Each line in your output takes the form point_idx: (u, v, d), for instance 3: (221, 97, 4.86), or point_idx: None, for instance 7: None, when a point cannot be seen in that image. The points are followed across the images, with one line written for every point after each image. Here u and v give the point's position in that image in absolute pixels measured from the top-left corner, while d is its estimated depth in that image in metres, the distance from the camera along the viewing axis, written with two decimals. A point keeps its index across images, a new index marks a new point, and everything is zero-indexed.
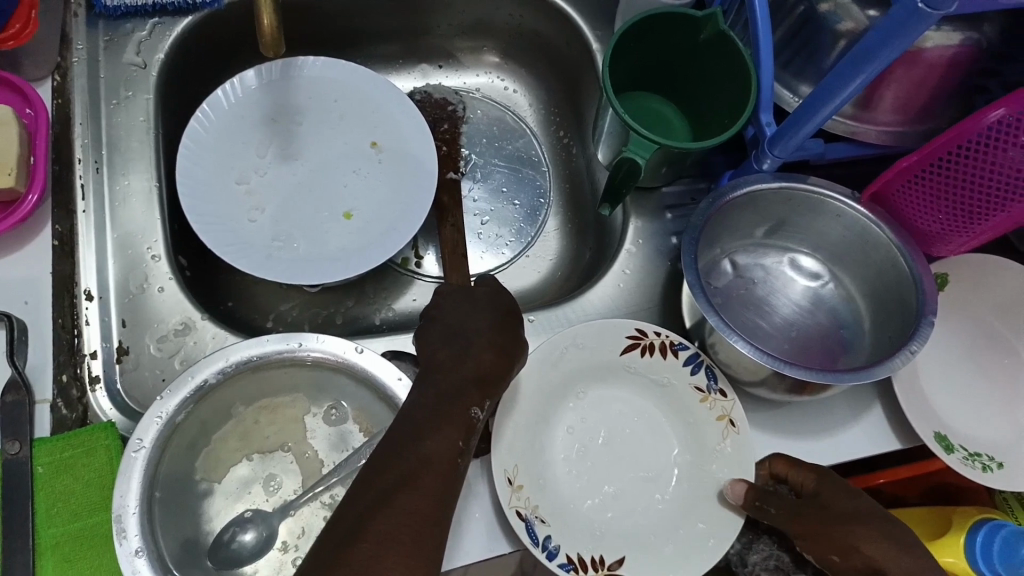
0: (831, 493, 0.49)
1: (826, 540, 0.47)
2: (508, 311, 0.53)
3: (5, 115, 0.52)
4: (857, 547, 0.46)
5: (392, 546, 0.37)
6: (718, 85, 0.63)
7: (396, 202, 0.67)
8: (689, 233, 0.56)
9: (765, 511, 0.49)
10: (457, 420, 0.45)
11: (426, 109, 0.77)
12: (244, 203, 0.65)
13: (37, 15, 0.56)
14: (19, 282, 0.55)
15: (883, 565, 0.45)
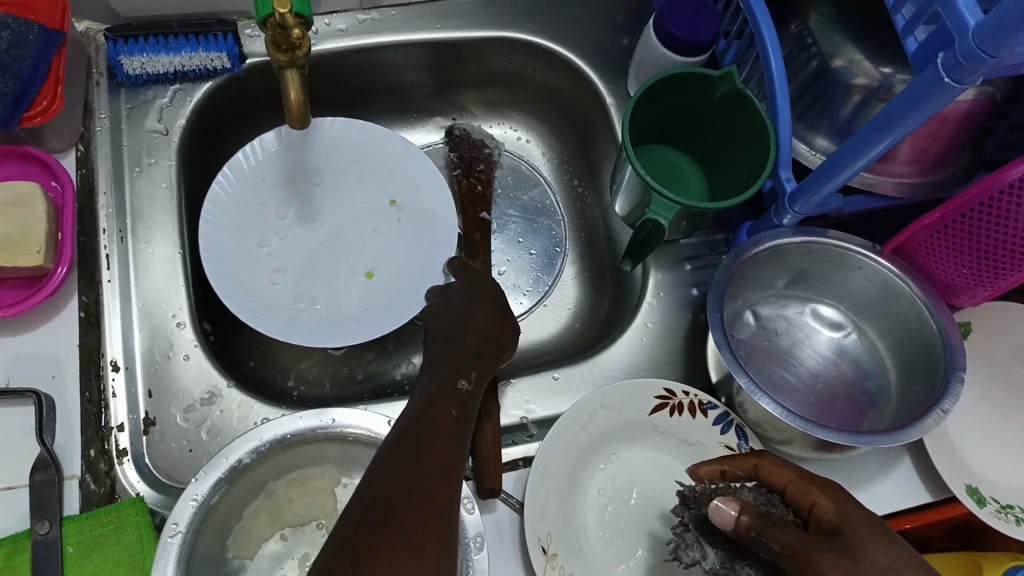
0: (859, 531, 0.40)
1: None
2: (494, 303, 0.56)
3: (31, 191, 0.52)
4: None
5: (391, 523, 0.32)
6: (733, 140, 0.63)
7: (415, 257, 0.68)
8: (713, 291, 0.57)
9: (767, 546, 0.40)
10: (449, 393, 0.44)
11: (463, 150, 0.78)
12: (266, 265, 0.66)
13: (62, 89, 0.56)
14: (47, 356, 0.55)
15: None
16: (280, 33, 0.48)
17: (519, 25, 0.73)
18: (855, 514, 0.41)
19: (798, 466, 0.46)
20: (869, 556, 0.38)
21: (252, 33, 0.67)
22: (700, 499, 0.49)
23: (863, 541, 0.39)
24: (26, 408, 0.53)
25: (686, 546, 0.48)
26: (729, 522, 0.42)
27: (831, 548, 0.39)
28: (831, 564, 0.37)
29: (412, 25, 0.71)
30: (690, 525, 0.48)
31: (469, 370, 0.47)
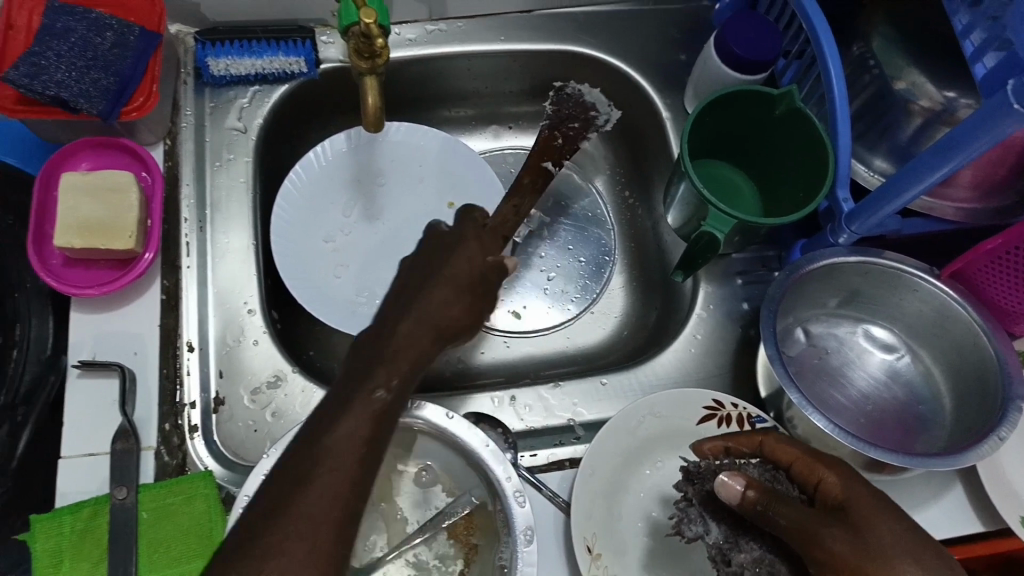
0: (862, 508, 0.43)
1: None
2: (465, 282, 0.50)
3: (125, 181, 0.56)
4: None
5: (271, 550, 0.35)
6: (791, 157, 0.64)
7: None
8: (767, 306, 0.58)
9: (772, 520, 0.44)
10: (387, 370, 0.43)
11: (563, 108, 0.77)
12: (330, 261, 0.69)
13: (157, 87, 0.60)
14: (129, 334, 0.59)
15: None
16: (365, 42, 0.52)
17: (582, 40, 0.75)
18: (861, 490, 0.45)
19: (801, 444, 0.50)
20: (872, 532, 0.42)
21: (327, 39, 0.70)
22: (704, 476, 0.52)
23: (868, 516, 0.43)
24: (111, 380, 0.57)
25: (688, 521, 0.51)
26: (735, 497, 0.45)
27: (836, 524, 0.43)
28: (836, 539, 0.42)
29: (478, 36, 0.74)
30: (693, 501, 0.52)
31: (390, 376, 0.42)
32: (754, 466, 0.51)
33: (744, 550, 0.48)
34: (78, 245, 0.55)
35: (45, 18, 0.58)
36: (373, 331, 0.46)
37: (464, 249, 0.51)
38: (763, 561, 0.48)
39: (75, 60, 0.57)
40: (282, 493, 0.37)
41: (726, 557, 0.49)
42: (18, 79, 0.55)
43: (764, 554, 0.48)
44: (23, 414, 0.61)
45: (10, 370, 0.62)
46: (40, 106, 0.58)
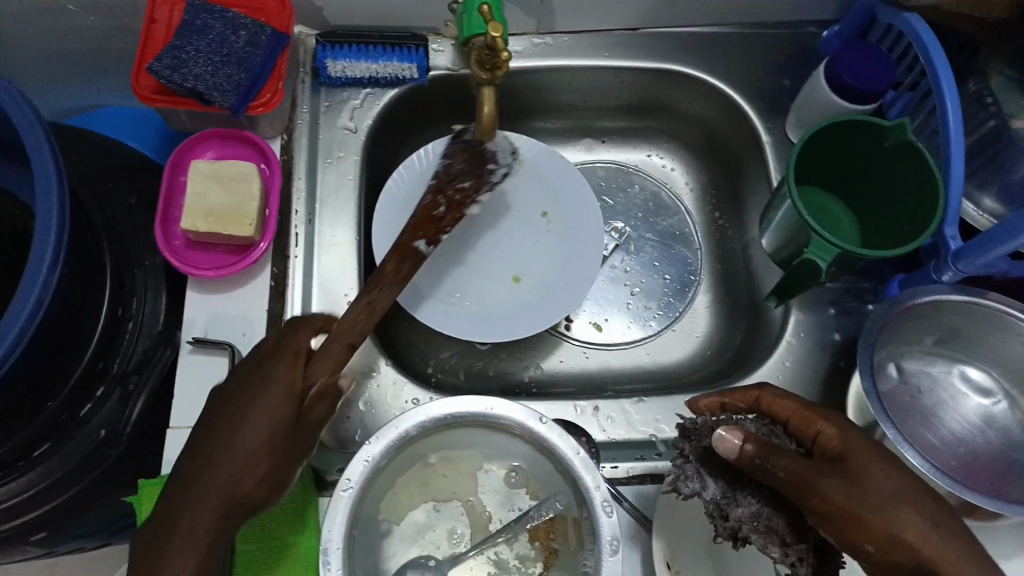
0: (861, 458, 0.44)
1: (862, 525, 0.42)
2: (276, 429, 0.48)
3: (248, 171, 0.60)
4: (895, 535, 0.42)
5: None
6: (897, 191, 0.63)
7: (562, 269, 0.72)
8: (863, 344, 0.58)
9: (772, 473, 0.43)
10: (195, 542, 0.43)
11: (460, 156, 0.62)
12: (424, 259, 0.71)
13: (283, 85, 0.63)
14: (239, 315, 0.62)
15: (922, 551, 0.41)
16: (489, 55, 0.54)
17: (684, 59, 0.75)
18: (855, 442, 0.45)
19: (797, 398, 0.49)
20: (871, 480, 0.43)
21: (438, 47, 0.72)
22: (702, 436, 0.49)
23: (860, 466, 0.44)
24: (220, 358, 0.60)
25: (684, 478, 0.48)
26: (732, 451, 0.43)
27: (830, 469, 0.43)
28: (837, 491, 0.42)
29: (582, 51, 0.75)
30: (692, 455, 0.49)
31: (181, 562, 0.42)
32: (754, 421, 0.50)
33: (740, 505, 0.47)
34: (204, 229, 0.59)
35: (186, 15, 0.62)
36: (177, 483, 0.46)
37: (267, 381, 0.49)
38: (760, 516, 0.46)
39: (211, 54, 0.60)
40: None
41: (722, 512, 0.47)
42: (161, 70, 0.59)
43: (760, 509, 0.47)
44: (135, 382, 0.65)
45: (125, 340, 0.65)
46: (176, 96, 0.61)
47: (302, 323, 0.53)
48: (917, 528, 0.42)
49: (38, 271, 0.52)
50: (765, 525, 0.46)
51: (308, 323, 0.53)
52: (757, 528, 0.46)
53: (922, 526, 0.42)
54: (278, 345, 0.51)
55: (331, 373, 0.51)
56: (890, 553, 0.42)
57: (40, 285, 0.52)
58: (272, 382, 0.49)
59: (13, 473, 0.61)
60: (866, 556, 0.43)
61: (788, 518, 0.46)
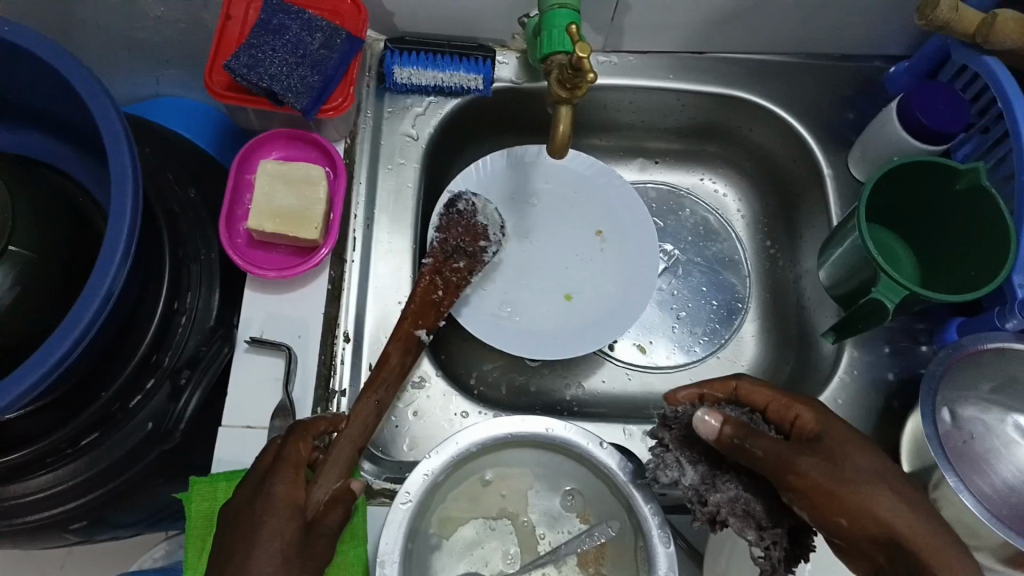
0: (833, 440, 0.48)
1: (835, 500, 0.45)
2: (289, 536, 0.47)
3: (317, 174, 0.61)
4: (868, 510, 0.45)
5: None
6: (964, 234, 0.62)
7: (615, 289, 0.71)
8: (928, 381, 0.59)
9: (750, 452, 0.48)
10: None
11: (451, 231, 0.66)
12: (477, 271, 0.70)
13: (353, 89, 0.64)
14: (294, 317, 0.62)
15: (893, 526, 0.45)
16: (572, 75, 0.54)
17: (749, 86, 0.75)
18: (829, 428, 0.49)
19: (774, 385, 0.53)
20: (844, 460, 0.47)
21: (503, 60, 0.72)
22: (681, 427, 0.53)
23: (837, 450, 0.48)
24: (277, 360, 0.60)
25: (664, 468, 0.51)
26: (712, 432, 0.49)
27: (801, 449, 0.48)
28: (812, 468, 0.46)
29: (647, 72, 0.75)
30: (671, 447, 0.52)
31: None
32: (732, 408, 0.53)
33: (718, 491, 0.50)
34: (269, 230, 0.59)
35: (263, 13, 0.62)
36: None
37: (274, 489, 0.49)
38: (737, 500, 0.49)
39: (287, 55, 0.61)
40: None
41: (700, 498, 0.50)
42: (238, 68, 0.59)
43: (738, 493, 0.49)
44: (185, 378, 0.65)
45: (176, 334, 0.64)
46: (248, 94, 0.62)
47: (304, 428, 0.53)
48: (888, 505, 0.45)
49: (110, 263, 0.53)
50: (742, 509, 0.49)
51: (312, 430, 0.53)
52: (736, 509, 0.49)
53: (895, 507, 0.45)
54: (282, 455, 0.51)
55: (337, 480, 0.52)
56: (866, 528, 0.45)
57: (111, 278, 0.53)
58: (278, 492, 0.49)
59: (57, 462, 0.61)
60: (847, 535, 0.46)
61: (762, 502, 0.49)
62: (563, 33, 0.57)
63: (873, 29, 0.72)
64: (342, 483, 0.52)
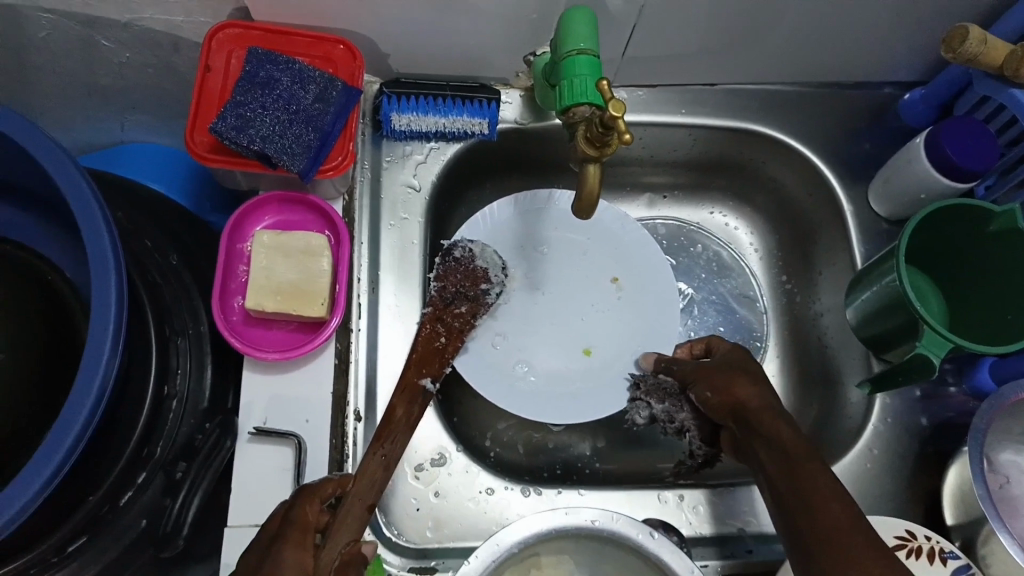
0: (731, 357, 0.58)
1: (712, 382, 0.55)
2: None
3: (320, 244, 0.56)
4: (732, 388, 0.54)
5: None
6: (999, 274, 0.60)
7: (635, 341, 0.68)
8: (972, 438, 0.57)
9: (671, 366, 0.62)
10: None
11: (451, 279, 0.62)
12: (487, 327, 0.66)
13: (353, 145, 0.58)
14: (300, 401, 0.57)
15: (747, 402, 0.52)
16: (601, 133, 0.48)
17: (762, 118, 0.72)
18: (744, 375, 0.54)
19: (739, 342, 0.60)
20: (731, 364, 0.57)
21: (507, 100, 0.68)
22: (649, 377, 0.65)
23: (731, 383, 0.54)
24: (285, 449, 0.55)
25: (638, 408, 0.66)
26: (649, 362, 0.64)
27: (708, 364, 0.58)
28: (693, 369, 0.59)
29: (657, 108, 0.71)
30: (641, 387, 0.65)
31: None
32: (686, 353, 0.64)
33: (680, 412, 0.64)
34: (271, 309, 0.54)
35: (247, 64, 0.55)
36: None
37: (283, 552, 0.43)
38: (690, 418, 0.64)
39: (278, 112, 0.55)
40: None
41: (671, 418, 0.65)
42: (226, 131, 0.53)
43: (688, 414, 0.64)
44: (181, 471, 0.58)
45: (167, 422, 0.58)
46: (236, 156, 0.56)
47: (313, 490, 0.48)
48: (760, 397, 0.52)
49: (99, 357, 0.47)
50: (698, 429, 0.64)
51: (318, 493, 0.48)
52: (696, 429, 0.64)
53: (760, 394, 0.52)
54: (286, 525, 0.45)
55: (349, 543, 0.46)
56: (729, 402, 0.53)
57: (102, 372, 0.47)
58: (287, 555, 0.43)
59: (42, 573, 0.54)
60: (722, 412, 0.54)
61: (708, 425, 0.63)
62: (586, 82, 0.51)
63: (890, 60, 0.69)
64: (354, 545, 0.46)
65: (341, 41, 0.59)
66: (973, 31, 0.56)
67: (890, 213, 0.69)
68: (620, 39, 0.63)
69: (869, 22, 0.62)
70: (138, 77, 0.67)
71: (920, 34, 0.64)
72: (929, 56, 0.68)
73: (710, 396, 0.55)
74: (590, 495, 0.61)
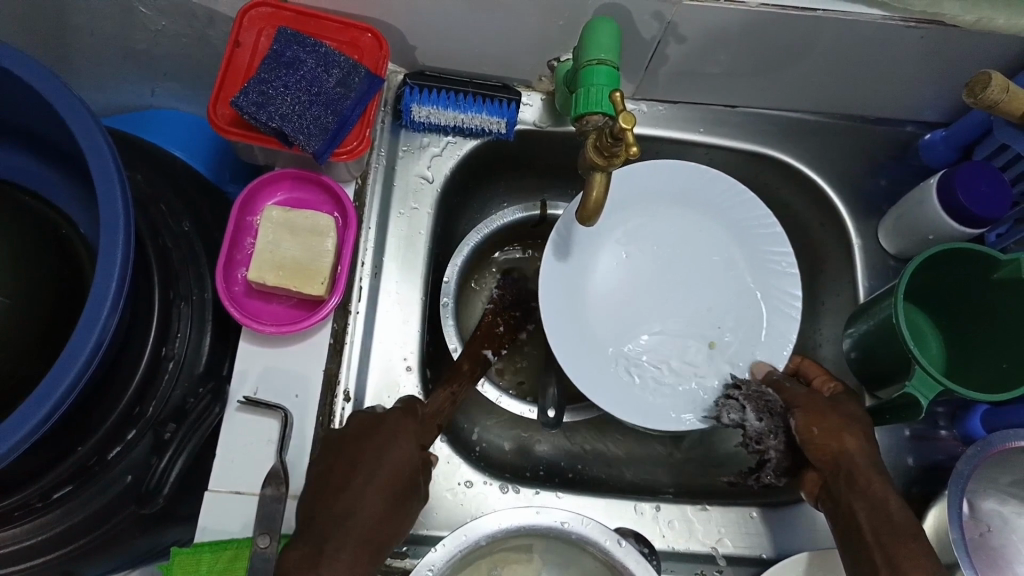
0: (843, 400, 0.57)
1: (823, 418, 0.55)
2: (400, 484, 0.53)
3: (326, 224, 0.57)
4: (841, 435, 0.55)
5: None
6: (996, 322, 0.60)
7: (752, 316, 0.64)
8: (955, 482, 0.57)
9: (782, 388, 0.58)
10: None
11: (509, 291, 0.73)
12: (592, 335, 0.62)
13: (370, 131, 0.59)
14: (292, 374, 0.58)
15: (853, 454, 0.54)
16: (611, 144, 0.48)
17: (778, 145, 0.72)
18: (856, 427, 0.55)
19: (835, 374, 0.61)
20: (841, 405, 0.57)
21: (527, 102, 0.69)
22: (752, 383, 0.60)
23: (842, 429, 0.55)
24: (272, 421, 0.56)
25: (729, 408, 0.60)
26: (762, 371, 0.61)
27: (822, 399, 0.57)
28: (801, 398, 0.57)
29: (677, 124, 0.72)
30: (741, 391, 0.60)
31: None
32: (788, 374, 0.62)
33: (771, 441, 0.59)
34: (271, 283, 0.55)
35: (275, 44, 0.57)
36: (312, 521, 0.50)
37: (389, 445, 0.54)
38: (782, 450, 0.59)
39: (300, 93, 0.56)
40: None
41: (757, 440, 0.59)
42: (246, 106, 0.54)
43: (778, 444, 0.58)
44: (170, 432, 0.60)
45: (162, 382, 0.60)
46: (254, 131, 0.57)
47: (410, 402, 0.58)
48: (862, 452, 0.54)
49: (99, 311, 0.48)
50: (777, 461, 0.59)
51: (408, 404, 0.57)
52: (776, 460, 0.59)
53: (864, 447, 0.54)
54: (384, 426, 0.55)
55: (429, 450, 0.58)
56: (830, 447, 0.54)
57: (100, 327, 0.48)
58: (390, 447, 0.54)
59: (26, 516, 0.56)
60: (814, 450, 0.55)
61: (791, 461, 0.59)
62: (602, 92, 0.52)
63: (914, 99, 0.69)
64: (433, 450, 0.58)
65: (370, 29, 0.60)
66: (996, 78, 0.56)
67: (898, 251, 0.69)
68: (644, 53, 0.63)
69: (893, 60, 0.62)
70: (171, 46, 0.69)
71: (943, 76, 0.64)
72: (954, 97, 0.68)
73: (816, 433, 0.55)
74: (567, 498, 0.62)
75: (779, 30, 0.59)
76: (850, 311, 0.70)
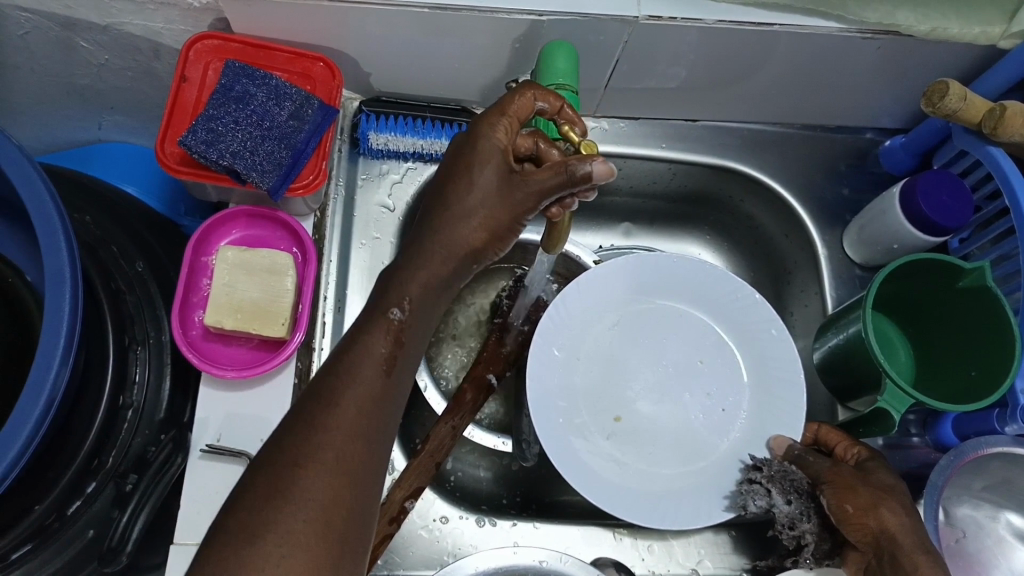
0: (874, 466, 0.54)
1: (855, 492, 0.52)
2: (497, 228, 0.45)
3: (284, 263, 0.55)
4: (878, 511, 0.51)
5: None
6: (962, 332, 0.60)
7: (751, 393, 0.62)
8: (929, 493, 0.58)
9: (808, 463, 0.55)
10: (376, 329, 0.44)
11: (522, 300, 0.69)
12: (586, 432, 0.60)
13: (326, 163, 0.57)
14: (257, 418, 0.56)
15: (894, 533, 0.50)
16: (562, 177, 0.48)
17: (741, 158, 0.72)
18: (892, 501, 0.51)
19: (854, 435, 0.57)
20: (876, 477, 0.53)
21: None
22: (773, 462, 0.57)
23: (878, 503, 0.51)
24: (235, 468, 0.54)
25: (754, 495, 0.56)
26: (782, 445, 0.58)
27: (850, 470, 0.53)
28: (831, 472, 0.53)
29: (640, 141, 0.71)
30: (764, 473, 0.56)
31: None
32: (807, 445, 0.59)
33: (807, 523, 0.54)
34: (230, 328, 0.54)
35: (223, 77, 0.54)
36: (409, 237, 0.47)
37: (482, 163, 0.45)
38: (819, 533, 0.54)
39: (251, 128, 0.54)
40: (263, 512, 0.38)
41: (790, 525, 0.55)
42: (195, 145, 0.52)
43: (813, 526, 0.54)
44: (132, 484, 0.57)
45: (121, 432, 0.58)
46: (204, 169, 0.55)
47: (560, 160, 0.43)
48: (903, 529, 0.50)
49: (47, 369, 0.46)
50: (815, 544, 0.54)
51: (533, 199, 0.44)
52: (814, 544, 0.55)
53: (903, 521, 0.50)
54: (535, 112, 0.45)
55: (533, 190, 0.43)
56: (869, 524, 0.51)
57: (49, 385, 0.46)
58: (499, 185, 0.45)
59: None
60: (854, 529, 0.51)
61: (830, 540, 0.55)
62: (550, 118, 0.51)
63: (873, 108, 0.69)
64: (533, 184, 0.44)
65: (322, 58, 0.59)
66: (954, 87, 0.56)
67: (864, 259, 0.69)
68: (602, 72, 0.63)
69: (851, 71, 0.62)
70: (115, 80, 0.67)
71: (900, 84, 0.64)
72: (911, 105, 0.68)
73: (850, 511, 0.51)
74: (543, 530, 0.61)
75: (736, 45, 0.58)
76: (818, 321, 0.70)
